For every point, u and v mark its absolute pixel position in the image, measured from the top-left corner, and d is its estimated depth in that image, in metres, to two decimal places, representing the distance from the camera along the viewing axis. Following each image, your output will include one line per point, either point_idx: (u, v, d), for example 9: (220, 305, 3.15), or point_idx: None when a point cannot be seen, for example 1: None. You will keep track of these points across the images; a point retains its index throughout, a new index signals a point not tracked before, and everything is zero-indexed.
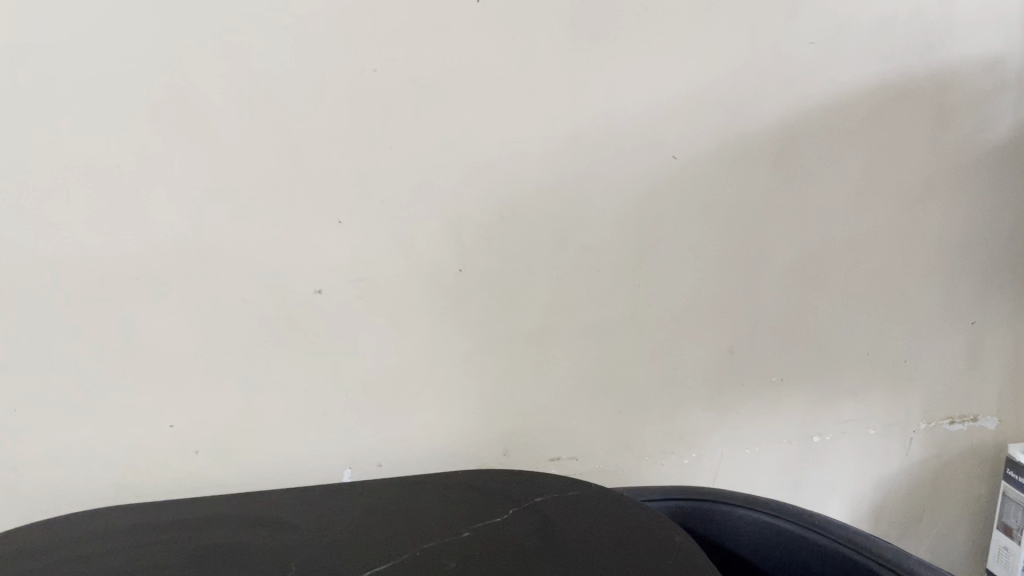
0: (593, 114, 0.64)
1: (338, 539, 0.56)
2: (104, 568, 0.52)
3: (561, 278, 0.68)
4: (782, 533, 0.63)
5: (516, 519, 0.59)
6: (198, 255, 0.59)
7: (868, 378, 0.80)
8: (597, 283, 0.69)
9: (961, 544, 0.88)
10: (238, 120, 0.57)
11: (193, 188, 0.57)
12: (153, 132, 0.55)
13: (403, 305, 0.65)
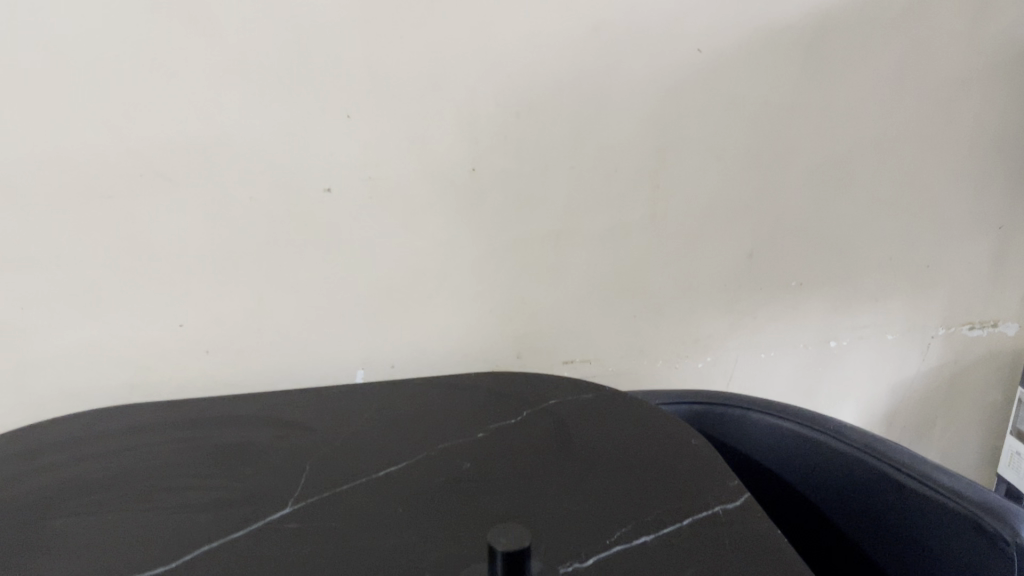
0: (615, 3, 0.60)
1: (354, 440, 0.56)
2: (123, 468, 0.52)
3: (578, 179, 0.66)
4: (795, 436, 0.61)
5: (532, 421, 0.59)
6: (202, 153, 0.56)
7: (890, 283, 0.78)
8: (615, 185, 0.67)
9: (973, 448, 0.88)
10: (241, 7, 0.53)
11: (196, 81, 0.54)
12: (151, 18, 0.51)
13: (414, 206, 0.63)
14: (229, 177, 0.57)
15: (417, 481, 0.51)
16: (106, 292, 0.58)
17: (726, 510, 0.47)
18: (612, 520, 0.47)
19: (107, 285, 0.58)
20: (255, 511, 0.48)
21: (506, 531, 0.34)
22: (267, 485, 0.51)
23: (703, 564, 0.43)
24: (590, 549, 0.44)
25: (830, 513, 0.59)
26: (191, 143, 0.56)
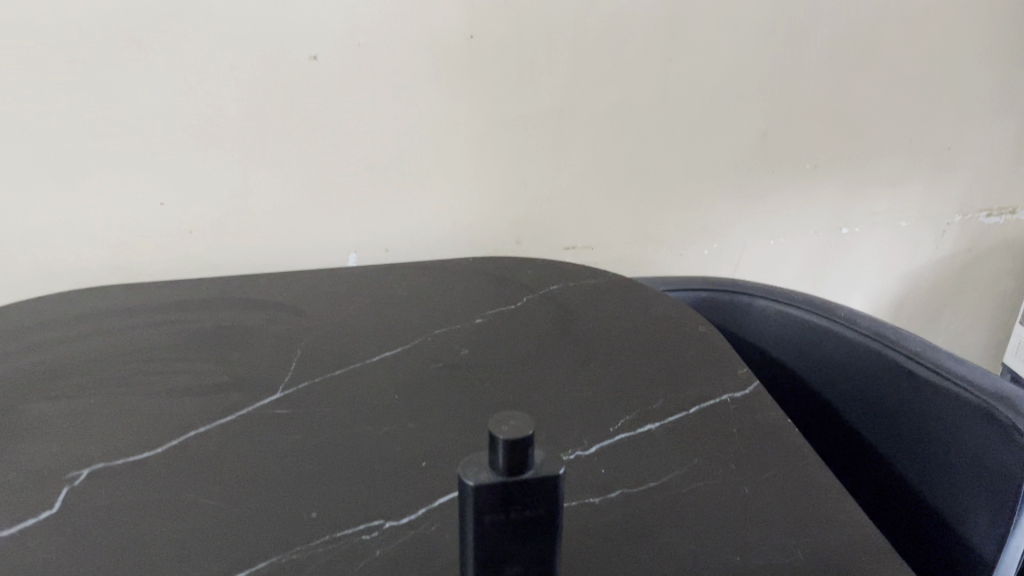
0: None
1: (347, 325, 0.54)
2: (105, 351, 0.50)
3: (583, 49, 0.61)
4: (805, 325, 0.59)
5: (533, 307, 0.56)
6: (176, 12, 0.52)
7: (907, 167, 0.74)
8: (623, 58, 0.62)
9: (983, 339, 0.86)
10: None
11: None
12: None
13: (407, 77, 0.59)
14: (206, 40, 0.53)
15: (413, 368, 0.49)
16: (77, 166, 0.55)
17: (734, 399, 0.46)
18: (616, 409, 0.45)
19: (80, 158, 0.54)
20: (243, 396, 0.46)
21: (507, 416, 0.32)
22: (256, 370, 0.49)
23: (709, 453, 0.41)
24: (592, 439, 0.43)
25: (839, 403, 0.58)
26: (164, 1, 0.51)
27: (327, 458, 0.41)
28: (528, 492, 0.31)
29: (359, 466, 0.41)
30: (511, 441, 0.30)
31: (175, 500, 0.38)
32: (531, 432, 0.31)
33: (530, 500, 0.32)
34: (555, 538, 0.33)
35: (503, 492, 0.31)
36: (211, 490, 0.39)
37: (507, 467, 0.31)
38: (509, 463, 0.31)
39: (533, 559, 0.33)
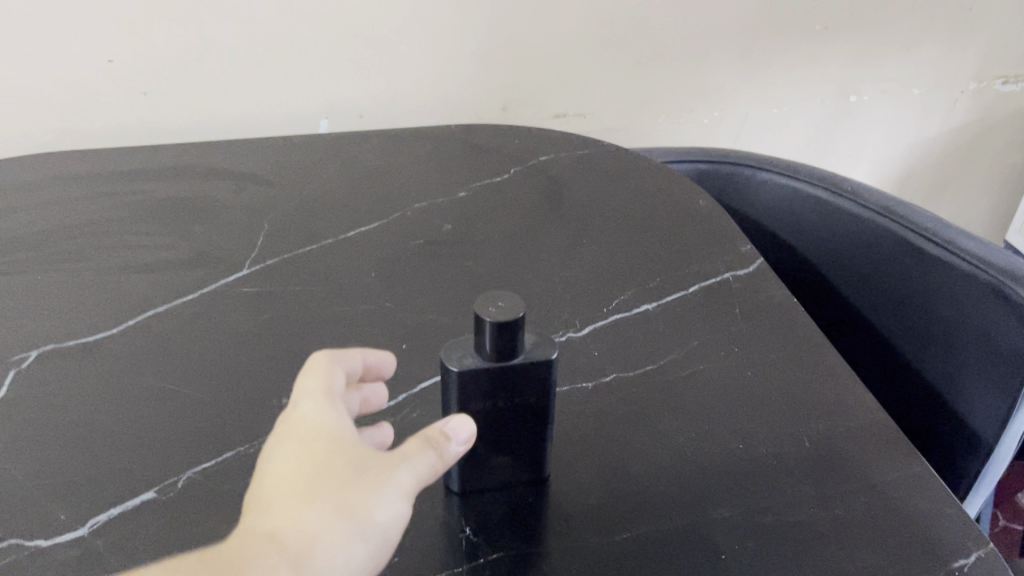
0: None
1: (320, 196, 0.50)
2: (52, 221, 0.46)
3: None
4: (809, 198, 0.56)
5: (520, 179, 0.52)
6: None
7: (924, 29, 0.68)
8: None
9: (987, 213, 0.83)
10: None
11: None
12: None
13: None
14: None
15: (392, 243, 0.46)
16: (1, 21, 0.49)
17: (737, 277, 0.43)
18: (611, 288, 0.42)
19: (10, 7, 0.48)
20: (205, 273, 0.43)
21: (493, 295, 0.28)
22: (220, 243, 0.45)
23: (709, 334, 0.39)
24: (585, 320, 0.40)
25: (845, 281, 0.55)
26: None
27: (298, 340, 0.38)
28: (518, 376, 0.28)
29: (334, 347, 0.38)
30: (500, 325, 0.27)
31: (132, 384, 0.35)
32: (523, 314, 0.27)
33: (521, 384, 0.29)
34: (546, 425, 0.30)
35: (490, 377, 0.28)
36: (172, 374, 0.36)
37: (495, 352, 0.28)
38: (497, 346, 0.28)
39: (523, 446, 0.31)
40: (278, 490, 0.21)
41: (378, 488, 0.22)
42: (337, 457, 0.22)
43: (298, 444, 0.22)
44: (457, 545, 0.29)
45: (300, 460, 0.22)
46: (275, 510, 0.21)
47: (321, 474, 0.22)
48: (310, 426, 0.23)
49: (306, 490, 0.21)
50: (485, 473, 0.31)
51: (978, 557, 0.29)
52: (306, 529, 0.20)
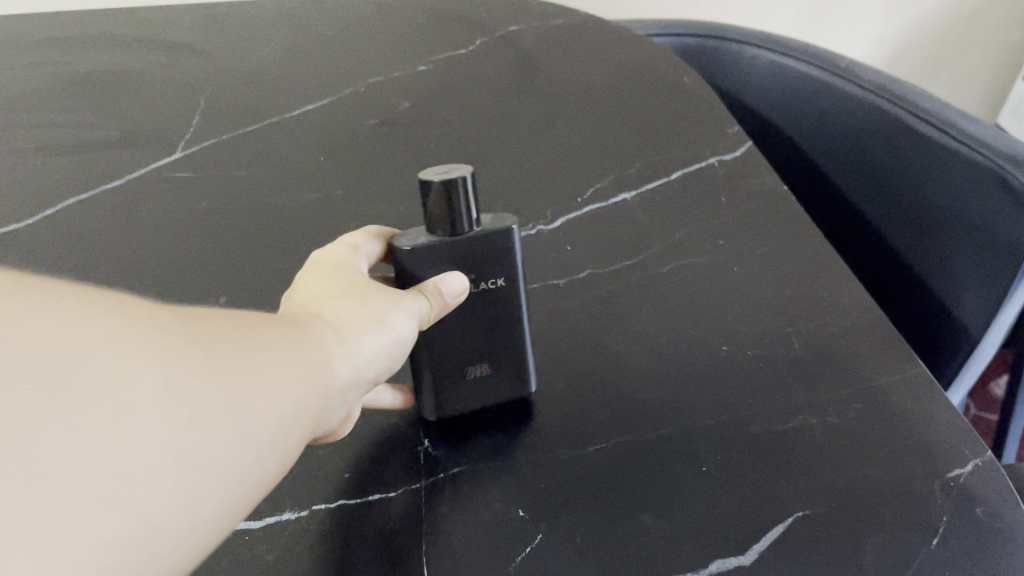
0: None
1: (261, 71, 0.45)
2: None
3: None
4: (798, 78, 0.52)
5: (487, 52, 0.47)
6: None
7: None
8: None
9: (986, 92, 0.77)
10: None
11: None
12: None
13: None
14: None
15: (344, 125, 0.41)
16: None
17: (723, 163, 0.39)
18: (588, 172, 0.38)
19: None
20: (134, 154, 0.38)
21: (438, 166, 0.26)
22: (148, 122, 0.40)
23: (693, 226, 0.35)
24: (557, 212, 0.36)
25: (836, 169, 0.52)
26: None
27: (237, 229, 0.34)
28: (479, 254, 0.26)
29: (278, 239, 0.34)
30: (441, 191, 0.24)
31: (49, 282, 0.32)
32: (466, 179, 0.25)
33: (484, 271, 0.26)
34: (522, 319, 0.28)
35: (445, 258, 0.26)
36: (97, 270, 0.32)
37: (442, 227, 0.25)
38: (446, 216, 0.25)
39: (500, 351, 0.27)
40: (309, 294, 0.23)
41: (397, 303, 0.24)
42: (357, 278, 0.25)
43: (324, 271, 0.25)
44: (415, 461, 0.27)
45: (331, 276, 0.24)
46: (309, 301, 0.23)
47: (348, 288, 0.24)
48: (334, 257, 0.26)
49: (336, 292, 0.23)
50: (461, 390, 0.28)
51: (975, 465, 0.27)
52: (338, 314, 0.22)
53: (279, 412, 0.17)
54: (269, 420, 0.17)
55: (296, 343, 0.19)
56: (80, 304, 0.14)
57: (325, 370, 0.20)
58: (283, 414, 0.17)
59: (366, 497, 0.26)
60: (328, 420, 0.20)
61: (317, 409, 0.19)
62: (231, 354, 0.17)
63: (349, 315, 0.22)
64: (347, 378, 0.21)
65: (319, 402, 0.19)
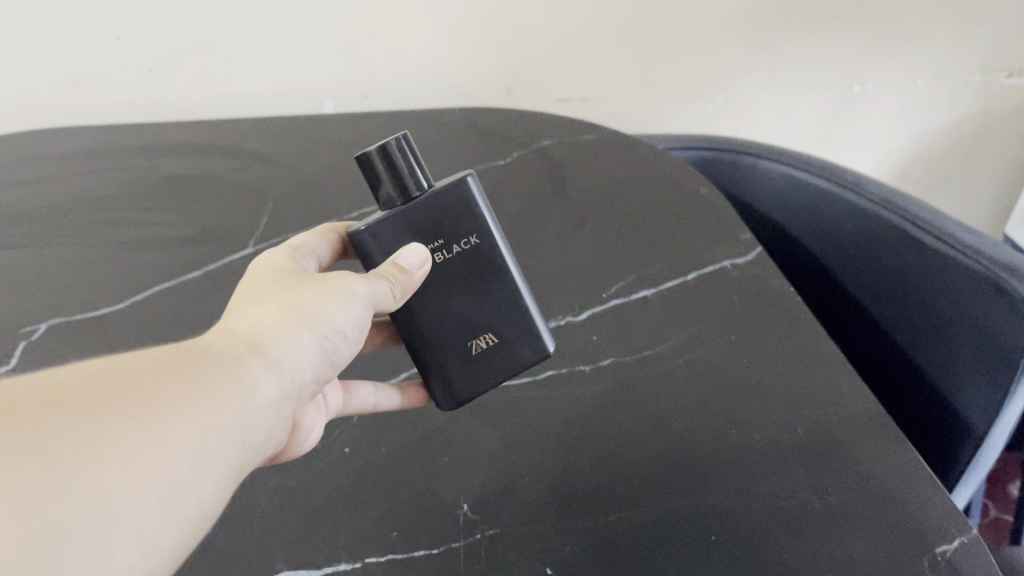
0: None
1: (322, 176, 0.50)
2: (62, 196, 0.48)
3: None
4: (810, 189, 0.56)
5: (522, 163, 0.53)
6: None
7: (933, 21, 0.63)
8: None
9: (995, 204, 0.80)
10: None
11: None
12: None
13: None
14: None
15: None
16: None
17: (736, 265, 0.43)
18: (614, 271, 0.43)
19: None
20: (211, 249, 0.43)
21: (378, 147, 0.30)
22: (223, 219, 0.46)
23: (707, 320, 0.39)
24: (585, 305, 0.40)
25: (848, 273, 0.56)
26: None
27: None
28: (445, 208, 0.30)
29: None
30: (382, 156, 0.29)
31: None
32: (402, 140, 0.29)
33: (451, 229, 0.30)
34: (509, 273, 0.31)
35: (406, 223, 0.30)
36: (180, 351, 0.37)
37: (391, 193, 0.30)
38: (394, 184, 0.29)
39: (500, 319, 0.31)
40: (239, 304, 0.27)
41: (328, 295, 0.27)
42: (287, 275, 0.28)
43: (259, 275, 0.29)
44: (455, 522, 0.30)
45: (265, 279, 0.28)
46: (241, 305, 0.27)
47: (278, 286, 0.28)
48: (274, 259, 0.30)
49: (263, 293, 0.27)
50: (479, 370, 0.32)
51: (961, 542, 0.29)
52: (255, 322, 0.26)
53: (185, 450, 0.20)
54: (166, 464, 0.19)
55: (205, 375, 0.22)
56: None
57: (239, 396, 0.22)
58: (190, 450, 0.20)
59: (412, 552, 0.29)
60: (253, 435, 0.23)
61: (237, 432, 0.22)
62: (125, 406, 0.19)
63: (280, 318, 0.26)
64: (266, 391, 0.24)
65: (229, 428, 0.22)
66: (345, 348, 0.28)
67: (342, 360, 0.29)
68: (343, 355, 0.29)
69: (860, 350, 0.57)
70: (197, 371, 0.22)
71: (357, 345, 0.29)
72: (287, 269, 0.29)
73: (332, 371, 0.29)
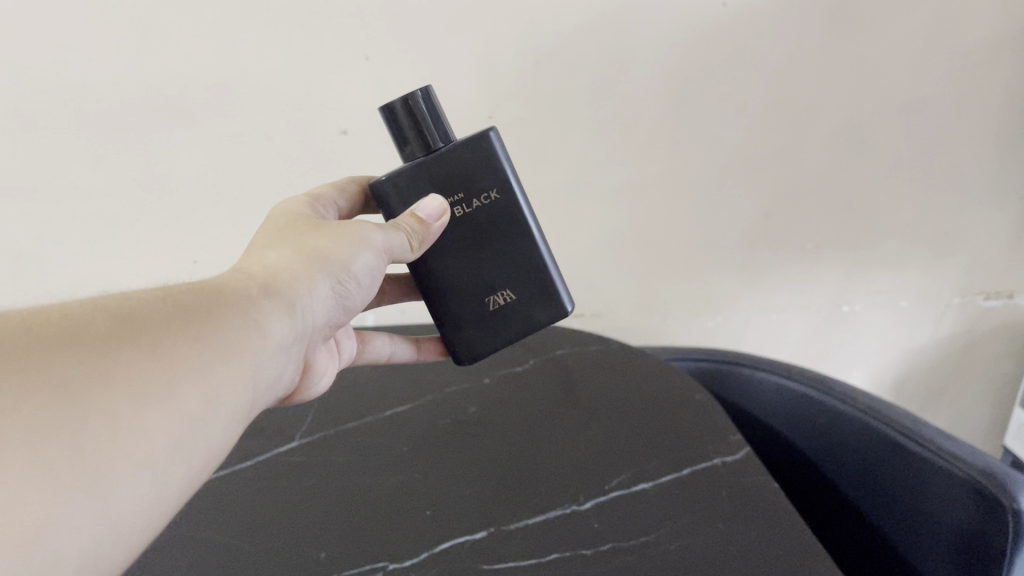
0: None
1: (360, 385, 0.59)
2: None
3: (569, 127, 0.60)
4: (799, 397, 0.61)
5: (536, 371, 0.60)
6: (189, 110, 0.55)
7: (907, 252, 0.70)
8: (615, 139, 0.62)
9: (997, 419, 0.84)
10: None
11: (179, 33, 0.51)
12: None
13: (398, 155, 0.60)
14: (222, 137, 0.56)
15: (423, 422, 0.53)
16: (111, 236, 0.61)
17: (725, 462, 0.47)
18: (613, 466, 0.48)
19: (123, 233, 0.61)
20: (265, 444, 0.52)
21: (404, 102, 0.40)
22: (278, 421, 0.55)
23: (695, 511, 0.43)
24: (588, 495, 0.45)
25: (840, 475, 0.59)
26: (173, 100, 0.54)
27: (332, 501, 0.45)
28: (464, 160, 0.39)
29: (363, 510, 0.44)
30: (407, 108, 0.38)
31: (193, 535, 0.43)
32: (420, 100, 0.38)
33: (474, 185, 0.40)
34: (531, 237, 0.41)
35: (427, 172, 0.39)
36: (229, 526, 0.43)
37: (416, 148, 0.39)
38: (417, 139, 0.39)
39: (523, 281, 0.42)
40: (262, 255, 0.35)
41: (340, 245, 0.36)
42: (306, 227, 0.38)
43: (280, 232, 0.37)
44: None
45: (290, 229, 0.38)
46: (267, 254, 0.35)
47: (298, 237, 0.37)
48: (299, 212, 0.40)
49: (288, 241, 0.36)
50: (506, 325, 0.42)
51: None
52: (274, 270, 0.33)
53: (205, 367, 0.26)
54: (194, 373, 0.25)
55: (232, 309, 0.29)
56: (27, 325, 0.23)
57: (252, 333, 0.29)
58: (208, 367, 0.26)
59: None
60: (261, 366, 0.30)
61: (251, 360, 0.29)
62: (159, 325, 0.25)
63: (297, 264, 0.34)
64: (277, 328, 0.31)
65: (242, 356, 0.28)
66: (351, 291, 0.37)
67: (348, 299, 0.38)
68: (350, 295, 0.38)
69: (859, 545, 0.60)
70: (227, 307, 0.29)
71: (365, 287, 0.38)
72: (307, 221, 0.39)
73: (338, 306, 0.38)
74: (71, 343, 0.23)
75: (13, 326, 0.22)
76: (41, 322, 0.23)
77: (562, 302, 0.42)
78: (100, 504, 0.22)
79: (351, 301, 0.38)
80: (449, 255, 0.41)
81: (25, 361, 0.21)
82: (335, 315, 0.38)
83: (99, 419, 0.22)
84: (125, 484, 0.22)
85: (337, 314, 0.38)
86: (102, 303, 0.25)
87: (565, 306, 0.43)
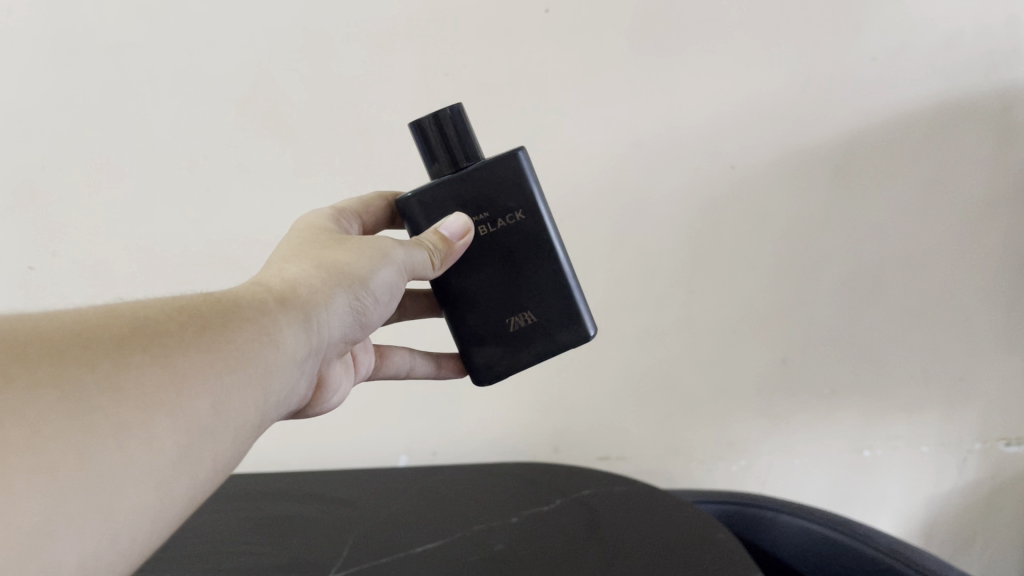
0: (636, 123, 0.59)
1: (392, 522, 0.61)
2: (184, 546, 0.59)
3: (590, 279, 0.65)
4: (824, 539, 0.62)
5: (561, 510, 0.61)
6: None
7: (924, 397, 0.72)
8: (634, 292, 0.66)
9: None
10: (296, 148, 0.60)
11: None
12: (225, 145, 0.59)
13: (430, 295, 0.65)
14: None
15: (450, 557, 0.55)
16: None
17: None
18: None
19: None
20: None
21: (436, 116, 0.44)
22: (312, 555, 0.57)
23: None
24: None
25: None
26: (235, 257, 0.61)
27: None
28: (492, 179, 0.43)
29: None
30: (437, 124, 0.43)
31: None
32: (447, 116, 0.42)
33: (500, 206, 0.44)
34: (557, 260, 0.45)
35: (453, 189, 0.44)
36: None
37: (448, 165, 0.44)
38: (447, 157, 0.43)
39: (544, 305, 0.45)
40: (283, 268, 0.39)
41: (360, 262, 0.40)
42: (330, 239, 0.42)
43: (305, 244, 0.41)
44: None
45: (314, 239, 0.42)
46: (287, 265, 0.39)
47: (321, 249, 0.41)
48: (322, 223, 0.45)
49: (313, 252, 0.40)
50: (526, 345, 0.45)
51: None
52: (291, 286, 0.37)
53: (213, 377, 0.29)
54: (201, 383, 0.28)
55: (245, 324, 0.32)
56: (50, 334, 0.26)
57: (263, 349, 0.32)
58: (216, 378, 0.29)
59: None
60: (272, 379, 0.33)
61: (261, 372, 0.32)
62: (170, 336, 0.29)
63: (316, 279, 0.38)
64: (290, 342, 0.34)
65: (250, 370, 0.31)
66: (369, 307, 0.41)
67: (365, 315, 0.41)
68: (367, 311, 0.41)
69: None
70: (240, 319, 0.32)
71: (383, 303, 0.42)
72: (330, 234, 0.43)
73: (355, 322, 0.41)
74: (86, 350, 0.26)
75: (41, 333, 0.26)
76: (60, 332, 0.27)
77: (584, 326, 0.45)
78: (110, 499, 0.25)
79: (367, 318, 0.42)
80: (477, 273, 0.45)
81: (38, 371, 0.25)
82: (354, 329, 0.42)
83: (104, 421, 0.25)
84: (135, 486, 0.25)
85: (354, 329, 0.42)
86: (121, 313, 0.29)
87: (587, 330, 0.45)
